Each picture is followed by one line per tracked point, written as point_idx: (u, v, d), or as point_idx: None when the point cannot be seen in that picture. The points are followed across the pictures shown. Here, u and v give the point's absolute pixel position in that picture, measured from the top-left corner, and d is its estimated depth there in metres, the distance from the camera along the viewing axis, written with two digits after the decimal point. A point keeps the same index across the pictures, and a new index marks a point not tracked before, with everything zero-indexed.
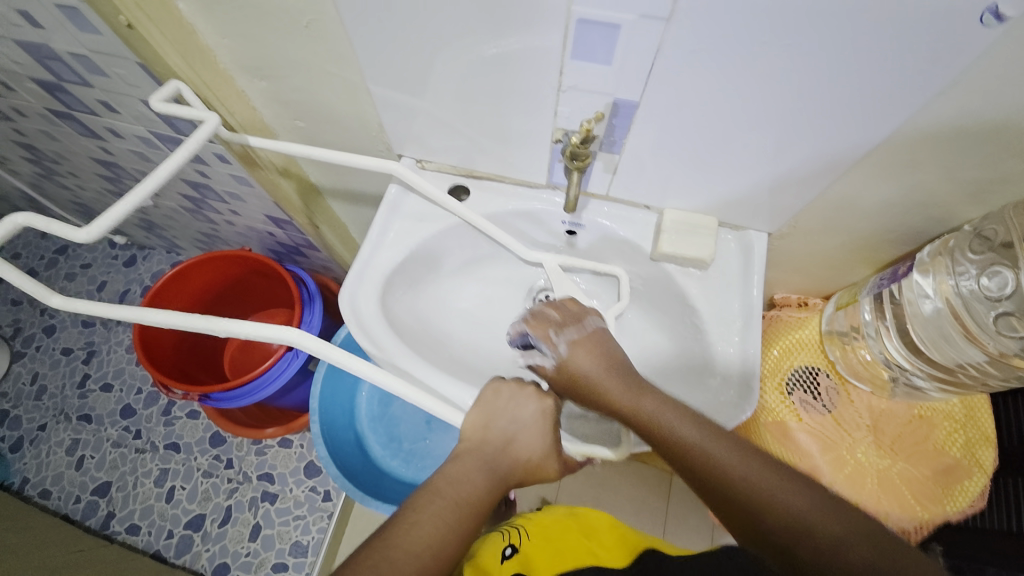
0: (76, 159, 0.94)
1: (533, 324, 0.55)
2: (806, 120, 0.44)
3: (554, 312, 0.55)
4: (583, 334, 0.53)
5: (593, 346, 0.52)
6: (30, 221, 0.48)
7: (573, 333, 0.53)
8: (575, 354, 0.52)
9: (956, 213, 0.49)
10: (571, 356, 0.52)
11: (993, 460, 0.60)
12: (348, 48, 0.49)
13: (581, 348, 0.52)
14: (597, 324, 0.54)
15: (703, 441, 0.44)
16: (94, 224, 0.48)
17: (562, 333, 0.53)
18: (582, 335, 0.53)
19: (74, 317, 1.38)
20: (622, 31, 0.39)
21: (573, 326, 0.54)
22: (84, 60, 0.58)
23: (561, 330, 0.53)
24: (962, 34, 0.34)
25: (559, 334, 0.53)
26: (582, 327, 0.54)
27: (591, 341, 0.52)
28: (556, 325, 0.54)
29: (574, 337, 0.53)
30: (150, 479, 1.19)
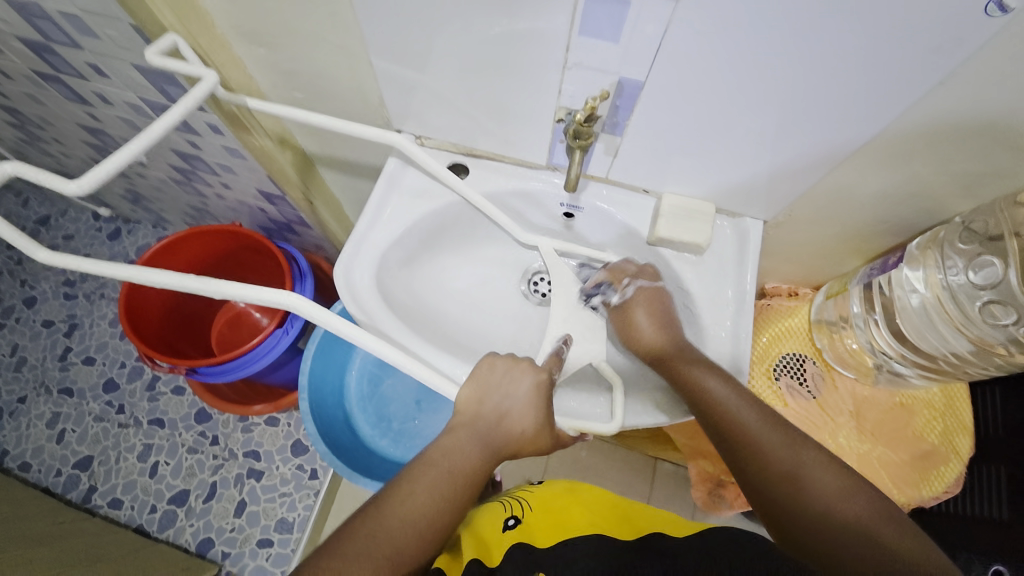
0: (61, 125, 0.91)
1: (610, 271, 0.61)
2: (808, 108, 0.44)
3: (631, 265, 0.61)
4: (649, 288, 0.60)
5: (653, 304, 0.59)
6: (18, 169, 0.48)
7: (644, 283, 0.60)
8: (637, 305, 0.59)
9: (947, 207, 0.50)
10: (635, 301, 0.59)
11: (968, 448, 0.62)
12: (350, 16, 0.48)
13: (640, 306, 0.59)
14: (662, 282, 0.60)
15: (735, 402, 0.50)
16: (86, 176, 0.48)
17: (634, 282, 0.60)
18: (651, 289, 0.60)
19: (55, 289, 1.34)
20: (631, 8, 0.38)
21: (647, 278, 0.60)
22: (72, 19, 0.56)
23: (633, 279, 0.60)
24: (967, 24, 0.34)
25: (630, 280, 0.60)
26: (652, 282, 0.60)
27: (652, 295, 0.59)
28: (630, 275, 0.60)
29: (644, 287, 0.59)
30: (134, 454, 1.18)
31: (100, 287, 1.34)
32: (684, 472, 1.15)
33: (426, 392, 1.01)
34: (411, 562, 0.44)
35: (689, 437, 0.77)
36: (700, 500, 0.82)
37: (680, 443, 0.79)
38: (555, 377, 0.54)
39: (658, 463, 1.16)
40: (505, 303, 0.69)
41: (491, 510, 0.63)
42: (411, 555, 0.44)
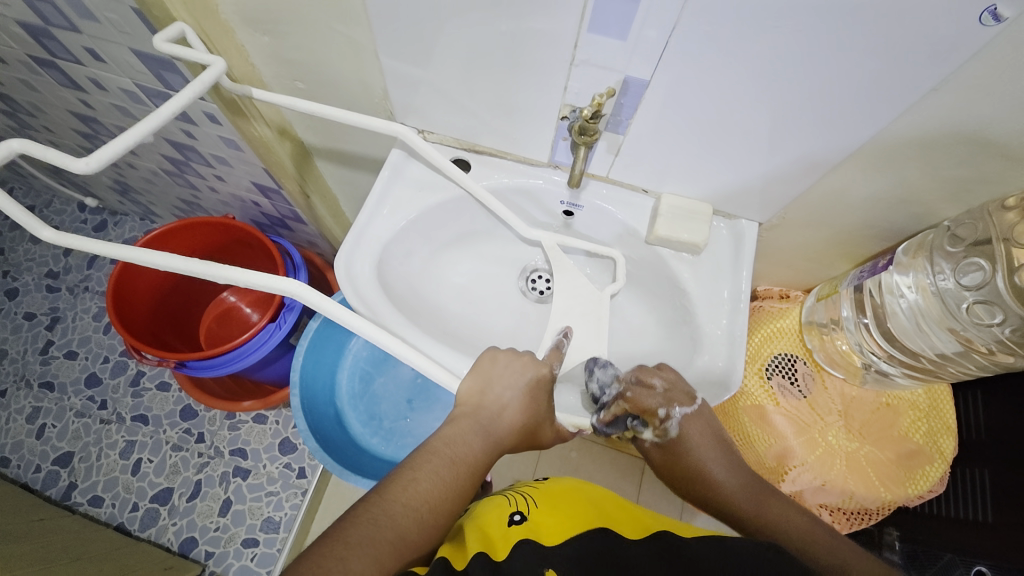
0: (53, 112, 0.89)
1: (632, 401, 0.55)
2: (806, 111, 0.45)
3: (658, 382, 0.56)
4: (693, 416, 0.56)
5: (704, 432, 0.57)
6: (24, 148, 0.48)
7: (686, 409, 0.55)
8: (686, 437, 0.56)
9: (935, 211, 0.52)
10: (681, 437, 0.57)
11: (953, 449, 0.64)
12: (359, 7, 0.48)
13: (693, 436, 0.56)
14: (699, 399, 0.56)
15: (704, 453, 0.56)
16: (94, 155, 0.49)
17: (674, 415, 0.56)
18: (693, 415, 0.56)
19: (38, 281, 1.31)
20: (641, 7, 0.39)
21: (683, 401, 0.56)
22: (73, 2, 0.55)
23: (671, 411, 0.55)
24: (963, 32, 0.36)
25: (666, 416, 0.56)
26: (691, 404, 0.56)
27: (702, 420, 0.56)
28: (662, 403, 0.56)
29: (686, 416, 0.56)
30: (116, 451, 1.15)
31: (85, 279, 1.32)
32: None
33: (417, 391, 1.00)
34: (413, 548, 0.44)
35: None
36: None
37: None
38: (555, 372, 0.55)
39: (646, 465, 1.17)
40: (502, 300, 0.69)
41: (498, 505, 0.63)
42: (414, 541, 0.44)
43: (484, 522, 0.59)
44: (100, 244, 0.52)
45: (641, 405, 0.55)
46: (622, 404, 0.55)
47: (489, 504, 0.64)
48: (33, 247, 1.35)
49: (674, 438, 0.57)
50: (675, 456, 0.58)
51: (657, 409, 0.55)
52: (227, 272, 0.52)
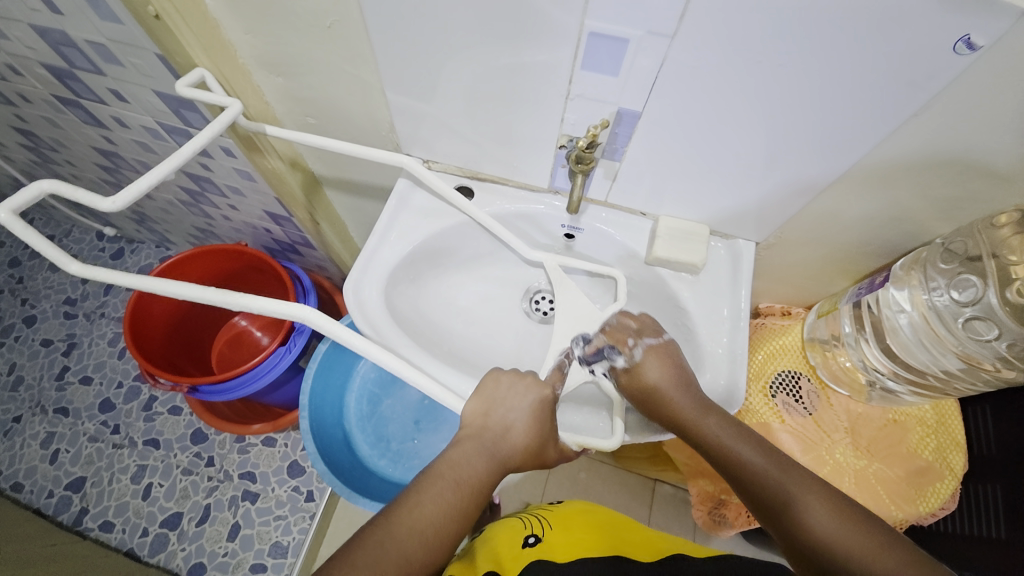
0: (76, 147, 0.93)
1: (610, 334, 0.61)
2: (794, 137, 0.47)
3: (632, 323, 0.62)
4: (656, 345, 0.60)
5: (665, 356, 0.59)
6: (54, 187, 0.51)
7: (653, 340, 0.60)
8: (646, 365, 0.59)
9: (928, 229, 0.53)
10: (643, 363, 0.59)
11: (962, 465, 0.64)
12: (366, 48, 0.51)
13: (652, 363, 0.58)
14: (665, 335, 0.61)
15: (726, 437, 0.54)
16: (120, 195, 0.52)
17: (639, 342, 0.60)
18: (657, 345, 0.60)
19: (55, 308, 1.35)
20: (630, 45, 0.42)
21: (652, 335, 0.61)
22: (100, 48, 0.59)
23: (638, 338, 0.61)
24: (940, 60, 0.37)
25: (636, 342, 0.60)
26: (657, 336, 0.61)
27: (663, 350, 0.59)
28: (633, 335, 0.61)
29: (650, 345, 0.60)
30: (127, 475, 1.16)
31: (101, 306, 1.35)
32: (683, 495, 1.15)
33: (425, 412, 1.01)
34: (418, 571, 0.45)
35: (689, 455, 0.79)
36: (700, 521, 0.82)
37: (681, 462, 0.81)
38: (558, 393, 0.56)
39: (656, 486, 1.16)
40: (506, 322, 0.70)
41: (512, 526, 0.63)
42: (418, 563, 0.45)
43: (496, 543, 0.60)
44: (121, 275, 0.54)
45: (615, 335, 0.61)
46: (601, 336, 0.61)
47: (503, 524, 0.65)
48: (51, 276, 1.39)
49: (638, 366, 0.59)
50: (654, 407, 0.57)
51: (629, 338, 0.61)
52: (240, 301, 0.54)
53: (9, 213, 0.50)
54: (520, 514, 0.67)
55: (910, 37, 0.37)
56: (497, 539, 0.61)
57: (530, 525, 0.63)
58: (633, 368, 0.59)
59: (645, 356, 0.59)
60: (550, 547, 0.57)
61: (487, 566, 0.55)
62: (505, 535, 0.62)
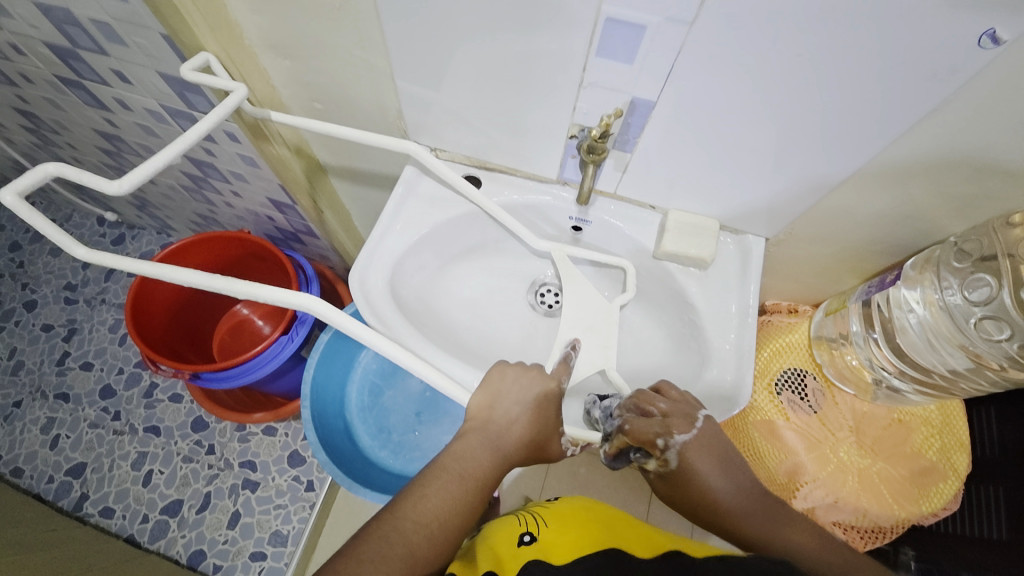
0: (78, 130, 0.92)
1: (632, 435, 0.53)
2: (807, 131, 0.46)
3: (655, 411, 0.54)
4: (693, 441, 0.53)
5: (713, 452, 0.54)
6: (60, 170, 0.50)
7: (687, 437, 0.53)
8: (693, 463, 0.53)
9: (941, 227, 0.52)
10: (691, 470, 0.53)
11: (967, 466, 0.64)
12: (376, 32, 0.50)
13: (698, 453, 0.53)
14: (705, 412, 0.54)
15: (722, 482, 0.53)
16: (125, 177, 0.51)
17: (675, 444, 0.53)
18: (695, 439, 0.53)
19: (56, 293, 1.35)
20: (647, 32, 0.41)
21: (683, 428, 0.53)
22: (104, 27, 0.58)
23: (671, 436, 0.53)
24: (961, 54, 0.37)
25: (670, 445, 0.53)
26: (689, 428, 0.53)
27: (704, 443, 0.53)
28: (664, 433, 0.53)
29: (687, 444, 0.53)
30: (128, 462, 1.16)
31: (102, 292, 1.35)
32: None
33: (426, 404, 1.01)
34: (424, 563, 0.44)
35: None
36: None
37: None
38: (564, 386, 0.55)
39: None
40: (511, 313, 0.70)
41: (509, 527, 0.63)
42: (423, 557, 0.45)
43: (493, 544, 0.60)
44: (124, 259, 0.54)
45: (640, 437, 0.53)
46: (621, 438, 0.54)
47: (498, 527, 0.64)
48: (52, 260, 1.39)
49: (676, 468, 0.54)
50: (681, 480, 0.55)
51: (656, 438, 0.53)
52: (244, 288, 0.53)
53: (15, 195, 0.49)
54: (514, 512, 0.67)
55: (930, 30, 0.36)
56: (494, 538, 0.61)
57: (527, 523, 0.63)
58: (670, 469, 0.54)
59: (682, 458, 0.53)
60: (547, 546, 0.57)
61: (487, 566, 0.55)
62: (503, 533, 0.62)
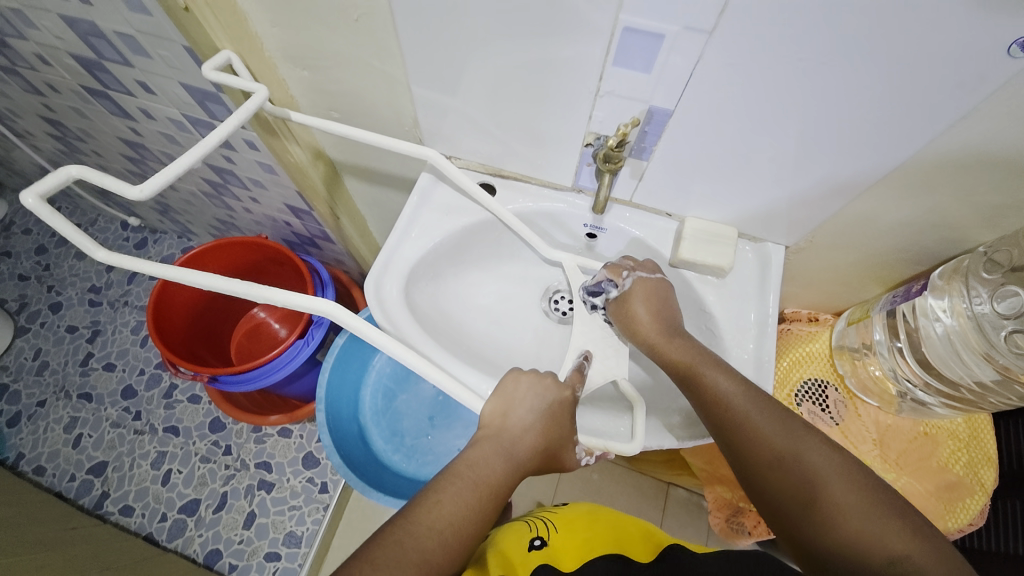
0: (103, 138, 0.95)
1: (610, 268, 0.59)
2: (829, 137, 0.45)
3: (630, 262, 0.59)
4: (647, 280, 0.57)
5: (653, 293, 0.56)
6: (83, 174, 0.51)
7: (644, 273, 0.58)
8: (634, 297, 0.56)
9: (970, 237, 0.50)
10: (632, 294, 0.56)
11: (994, 481, 0.61)
12: (393, 42, 0.50)
13: (638, 297, 0.56)
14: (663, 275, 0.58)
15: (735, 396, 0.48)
16: (147, 183, 0.52)
17: (632, 274, 0.58)
18: (648, 279, 0.57)
19: (81, 295, 1.39)
20: (665, 41, 0.40)
21: (645, 269, 0.58)
22: (129, 40, 0.59)
23: (632, 271, 0.58)
24: (990, 63, 0.35)
25: (629, 274, 0.58)
26: (652, 273, 0.58)
27: (652, 285, 0.57)
28: (630, 266, 0.58)
29: (641, 277, 0.57)
30: (147, 461, 1.19)
31: (124, 294, 1.38)
32: (697, 499, 1.13)
33: (439, 408, 1.01)
34: (438, 569, 0.44)
35: (706, 461, 0.79)
36: (718, 526, 0.86)
37: (698, 467, 0.82)
38: (578, 395, 0.55)
39: (670, 490, 1.14)
40: (525, 320, 0.70)
41: (521, 530, 0.62)
42: (437, 562, 0.44)
43: (505, 545, 0.59)
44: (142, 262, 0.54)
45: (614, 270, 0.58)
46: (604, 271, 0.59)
47: (508, 529, 0.63)
48: (77, 263, 1.43)
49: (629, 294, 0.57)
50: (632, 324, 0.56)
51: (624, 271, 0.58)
52: (260, 292, 0.54)
53: (38, 198, 0.50)
54: (523, 517, 0.67)
55: (957, 38, 0.35)
56: (502, 540, 0.60)
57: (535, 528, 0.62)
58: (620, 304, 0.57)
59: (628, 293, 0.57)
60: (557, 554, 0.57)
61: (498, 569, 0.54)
62: (511, 538, 0.60)
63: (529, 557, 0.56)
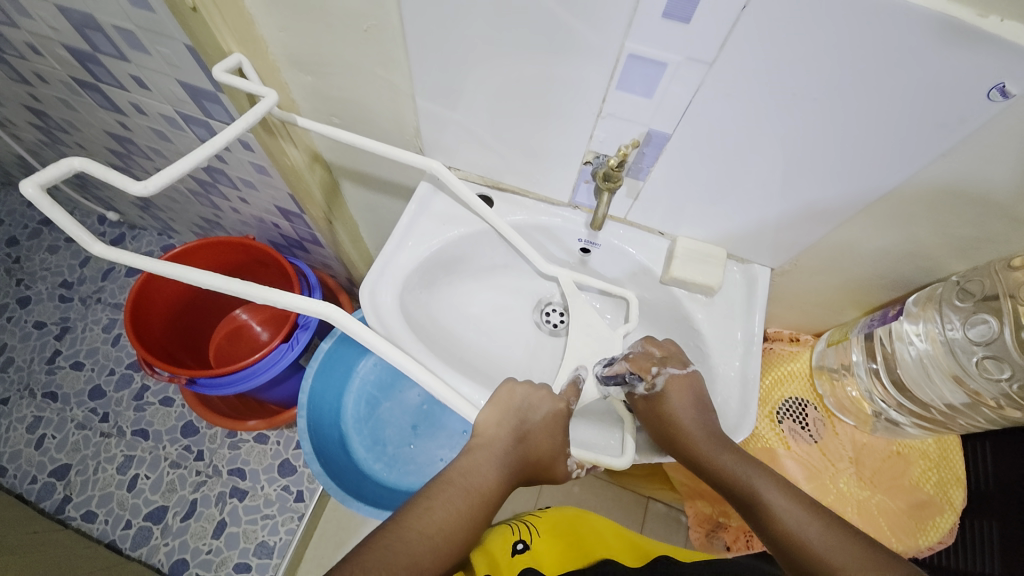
0: (88, 130, 0.93)
1: (633, 361, 0.56)
2: (815, 167, 0.47)
3: (656, 351, 0.58)
4: (680, 375, 0.57)
5: (688, 393, 0.56)
6: (85, 165, 0.48)
7: (677, 370, 0.57)
8: (668, 393, 0.56)
9: (943, 266, 0.53)
10: (665, 395, 0.56)
11: (962, 500, 0.64)
12: (401, 54, 0.51)
13: (673, 394, 0.56)
14: (694, 369, 0.58)
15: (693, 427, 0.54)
16: (151, 179, 0.50)
17: (663, 370, 0.57)
18: (683, 375, 0.57)
19: (51, 290, 1.33)
20: (667, 69, 0.42)
21: (676, 363, 0.58)
22: (128, 35, 0.59)
23: (663, 366, 0.57)
24: (971, 105, 0.38)
25: (659, 370, 0.57)
26: (682, 368, 0.57)
27: (685, 382, 0.56)
28: (657, 362, 0.57)
29: (674, 375, 0.57)
30: (113, 465, 1.14)
31: (98, 290, 1.34)
32: (675, 513, 1.15)
33: (423, 417, 1.00)
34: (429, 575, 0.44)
35: (686, 475, 0.81)
36: (697, 541, 0.87)
37: (677, 481, 0.83)
38: (572, 408, 0.55)
39: (649, 504, 1.16)
40: (517, 331, 0.70)
41: (501, 530, 0.62)
42: (428, 568, 0.44)
43: (490, 547, 0.59)
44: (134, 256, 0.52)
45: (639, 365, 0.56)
46: (623, 363, 0.56)
47: (493, 528, 0.63)
48: (49, 256, 1.38)
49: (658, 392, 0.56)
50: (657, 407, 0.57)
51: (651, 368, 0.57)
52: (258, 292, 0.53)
53: (38, 186, 0.47)
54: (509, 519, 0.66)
55: (942, 81, 0.37)
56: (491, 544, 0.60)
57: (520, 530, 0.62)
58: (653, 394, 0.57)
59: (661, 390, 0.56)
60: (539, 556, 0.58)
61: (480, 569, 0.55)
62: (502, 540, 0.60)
63: (513, 563, 0.56)
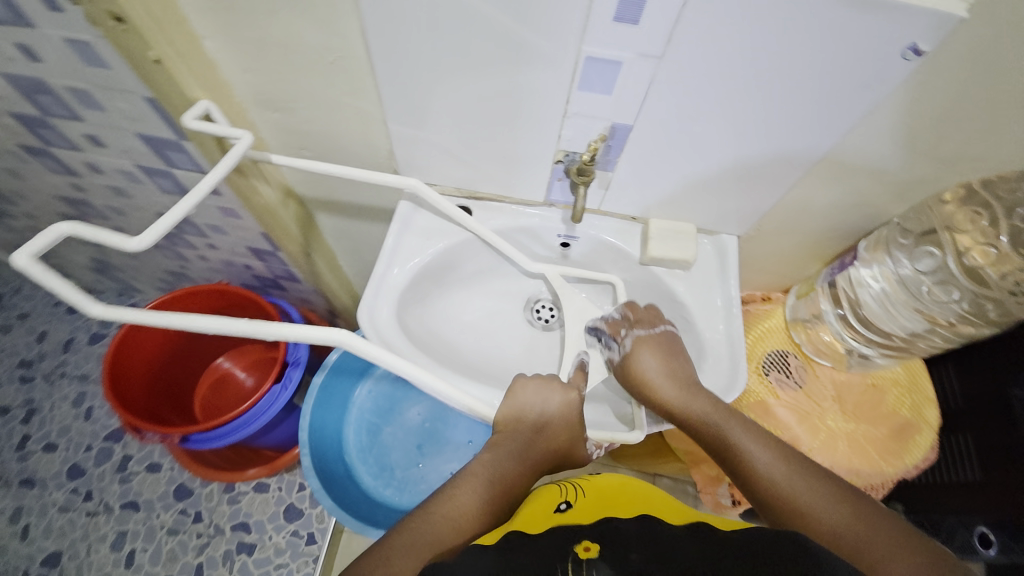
0: (36, 198, 0.89)
1: (610, 323, 0.61)
2: (765, 140, 0.52)
3: (630, 313, 0.62)
4: (650, 335, 0.60)
5: (657, 350, 0.59)
6: (76, 230, 0.47)
7: (644, 332, 0.60)
8: (638, 352, 0.59)
9: (886, 211, 0.60)
10: (633, 353, 0.59)
11: (936, 416, 0.71)
12: (369, 82, 0.53)
13: (644, 352, 0.59)
14: (666, 327, 0.61)
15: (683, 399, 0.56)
16: (144, 235, 0.50)
17: (631, 331, 0.60)
18: (650, 336, 0.60)
19: (9, 372, 1.26)
20: (622, 67, 0.46)
21: (645, 326, 0.61)
22: (83, 95, 0.58)
23: (632, 328, 0.61)
24: (890, 65, 0.43)
25: (628, 331, 0.60)
26: (652, 328, 0.61)
27: (654, 341, 0.60)
28: (628, 324, 0.61)
29: (641, 336, 0.60)
30: (106, 544, 1.08)
31: (61, 365, 1.27)
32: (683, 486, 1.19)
33: (427, 435, 1.01)
34: (452, 554, 0.48)
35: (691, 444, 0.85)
36: (709, 504, 0.90)
37: (682, 451, 0.88)
38: (583, 393, 0.57)
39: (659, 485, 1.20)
40: (512, 332, 0.73)
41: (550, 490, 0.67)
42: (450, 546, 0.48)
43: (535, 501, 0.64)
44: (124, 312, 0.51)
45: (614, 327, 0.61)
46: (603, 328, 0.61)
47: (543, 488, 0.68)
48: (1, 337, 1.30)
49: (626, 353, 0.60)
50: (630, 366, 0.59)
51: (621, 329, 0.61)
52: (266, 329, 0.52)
53: (30, 257, 0.46)
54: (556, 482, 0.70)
55: (861, 47, 0.42)
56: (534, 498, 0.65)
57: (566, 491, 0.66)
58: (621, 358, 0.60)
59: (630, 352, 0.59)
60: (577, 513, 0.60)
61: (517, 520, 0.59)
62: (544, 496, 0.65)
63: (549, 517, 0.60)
